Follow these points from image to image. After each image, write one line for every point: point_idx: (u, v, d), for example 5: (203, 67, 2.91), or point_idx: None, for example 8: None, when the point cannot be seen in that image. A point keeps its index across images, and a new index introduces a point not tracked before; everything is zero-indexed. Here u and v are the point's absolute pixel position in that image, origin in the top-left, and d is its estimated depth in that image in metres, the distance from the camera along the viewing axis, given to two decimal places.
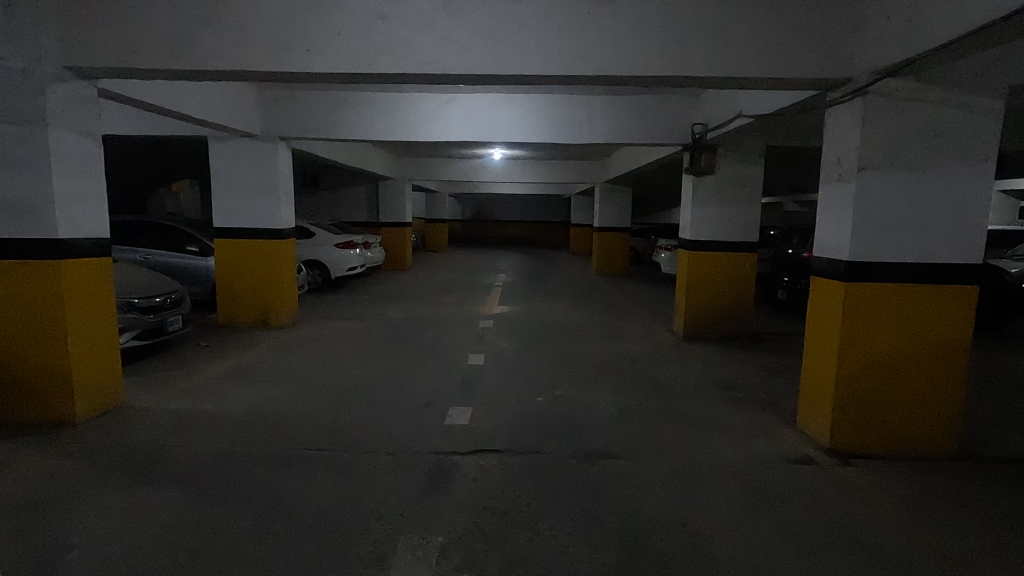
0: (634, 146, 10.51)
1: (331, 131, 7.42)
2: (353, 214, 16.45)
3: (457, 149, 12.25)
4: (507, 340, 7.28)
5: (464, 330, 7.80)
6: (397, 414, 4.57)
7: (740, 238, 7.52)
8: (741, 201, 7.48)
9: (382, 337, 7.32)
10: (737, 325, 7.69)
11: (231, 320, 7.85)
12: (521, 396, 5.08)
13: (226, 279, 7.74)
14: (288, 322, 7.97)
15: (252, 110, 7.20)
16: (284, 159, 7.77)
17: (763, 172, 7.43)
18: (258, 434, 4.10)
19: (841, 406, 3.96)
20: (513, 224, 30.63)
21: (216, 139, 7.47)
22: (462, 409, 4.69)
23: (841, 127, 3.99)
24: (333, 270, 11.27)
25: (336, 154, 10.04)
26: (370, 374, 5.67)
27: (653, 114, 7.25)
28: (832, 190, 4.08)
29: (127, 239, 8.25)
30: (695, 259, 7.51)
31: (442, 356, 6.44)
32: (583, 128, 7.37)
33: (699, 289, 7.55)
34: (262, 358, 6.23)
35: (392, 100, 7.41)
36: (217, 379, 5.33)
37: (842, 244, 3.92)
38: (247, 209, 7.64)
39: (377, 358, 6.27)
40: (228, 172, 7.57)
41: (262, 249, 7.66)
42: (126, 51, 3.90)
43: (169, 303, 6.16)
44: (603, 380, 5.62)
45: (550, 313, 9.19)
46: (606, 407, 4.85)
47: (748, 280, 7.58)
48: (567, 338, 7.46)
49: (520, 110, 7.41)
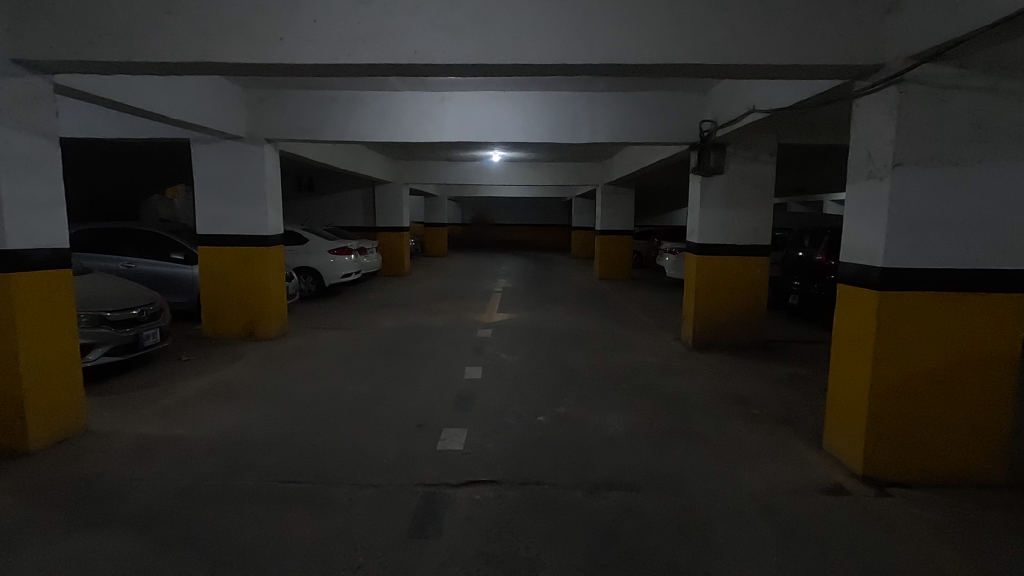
0: (637, 146, 10.13)
1: (320, 132, 7.06)
2: (349, 219, 16.09)
3: (455, 151, 11.87)
4: (507, 351, 6.89)
5: (461, 341, 7.41)
6: (385, 437, 4.19)
7: (751, 240, 7.13)
8: (752, 202, 7.09)
9: (374, 349, 6.94)
10: (749, 332, 7.29)
11: (216, 332, 7.47)
12: (521, 415, 4.70)
13: (211, 288, 7.36)
14: (276, 333, 7.60)
15: (237, 111, 6.84)
16: (271, 162, 7.41)
17: (775, 171, 7.04)
18: (231, 463, 3.72)
19: (875, 428, 3.56)
20: (514, 228, 30.27)
21: (199, 141, 7.12)
22: (456, 432, 4.31)
23: (871, 120, 3.60)
24: (327, 277, 10.89)
25: (329, 158, 9.69)
26: (359, 391, 5.30)
27: (658, 112, 6.89)
28: (861, 189, 3.69)
29: (108, 246, 7.86)
30: (704, 263, 7.12)
31: (437, 370, 6.06)
32: (585, 127, 6.98)
33: (708, 295, 7.16)
34: (246, 374, 5.87)
35: (385, 99, 7.06)
36: (193, 399, 4.95)
37: (874, 249, 3.53)
38: (232, 214, 7.27)
39: (367, 373, 5.90)
40: (212, 177, 7.20)
41: (249, 256, 7.29)
42: (81, 42, 3.54)
43: (147, 315, 5.80)
44: (609, 396, 5.25)
45: (551, 321, 8.80)
46: (613, 428, 4.47)
47: (761, 285, 7.18)
48: (569, 348, 7.08)
49: (518, 108, 7.00)
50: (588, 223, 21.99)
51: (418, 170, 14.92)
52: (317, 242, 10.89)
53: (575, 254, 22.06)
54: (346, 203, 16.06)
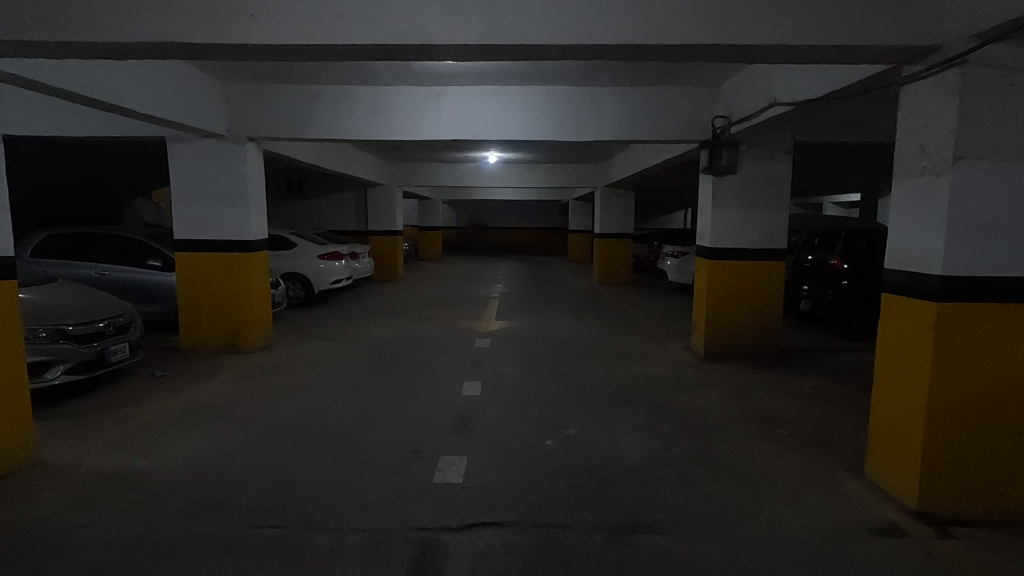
0: (640, 146, 9.72)
1: (306, 130, 6.57)
2: (341, 223, 15.59)
3: (450, 151, 11.41)
4: (508, 363, 6.44)
5: (458, 352, 6.95)
6: (376, 468, 3.73)
7: (766, 244, 6.72)
8: (767, 203, 6.68)
9: (365, 362, 6.47)
10: (764, 342, 6.86)
11: (195, 344, 6.95)
12: (527, 439, 4.25)
13: (189, 297, 6.86)
14: (260, 345, 7.11)
15: (216, 107, 6.38)
16: (255, 162, 6.94)
17: (791, 170, 6.63)
18: (198, 502, 3.25)
19: (933, 458, 3.13)
20: (511, 231, 29.82)
21: (176, 139, 6.65)
22: (455, 461, 3.85)
23: (924, 108, 3.19)
24: (316, 283, 10.39)
25: (318, 158, 9.20)
26: (348, 411, 4.84)
27: (667, 107, 6.47)
28: (912, 187, 3.27)
29: (83, 252, 7.40)
30: (716, 269, 6.70)
31: (433, 386, 5.60)
32: (590, 123, 6.54)
33: (721, 303, 6.74)
34: (225, 391, 5.39)
35: (375, 94, 6.57)
36: (163, 423, 4.48)
37: (930, 254, 3.11)
38: (213, 218, 6.78)
39: (357, 390, 5.43)
40: (190, 177, 6.72)
41: (231, 262, 6.80)
42: (21, 18, 3.06)
43: (115, 328, 5.31)
44: (621, 415, 4.81)
45: (553, 329, 8.35)
46: (629, 454, 4.02)
47: (777, 291, 6.76)
48: (574, 359, 6.64)
49: (519, 102, 6.54)
50: (586, 226, 21.59)
51: (412, 171, 14.45)
52: (306, 246, 10.39)
53: (573, 258, 21.65)
54: (337, 206, 15.55)
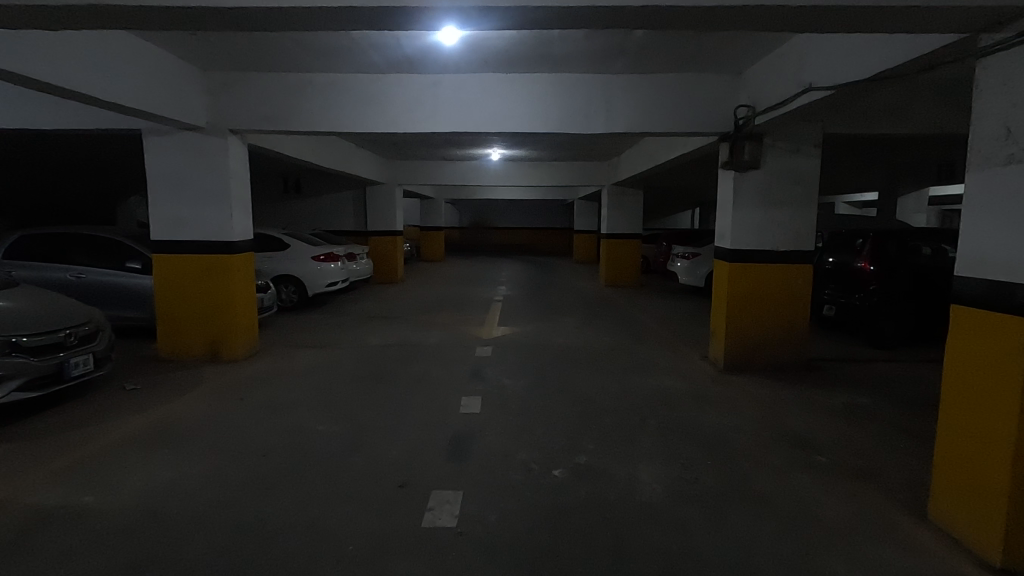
0: (652, 141, 9.18)
1: (294, 122, 6.09)
2: (339, 223, 15.12)
3: (451, 147, 10.91)
4: (511, 375, 5.92)
5: (457, 361, 6.45)
6: (358, 506, 3.23)
7: (792, 245, 6.17)
8: (793, 201, 6.13)
9: (356, 373, 5.97)
10: (790, 352, 6.31)
11: (174, 353, 6.44)
12: (532, 468, 3.75)
13: (167, 303, 6.36)
14: (245, 354, 6.61)
15: (194, 96, 5.89)
16: (238, 157, 6.43)
17: (820, 164, 6.08)
18: (144, 553, 2.77)
19: (1021, 506, 2.63)
20: (514, 231, 29.35)
21: (152, 132, 6.17)
22: (449, 496, 3.35)
23: (1011, 84, 2.66)
24: (310, 286, 9.88)
25: (311, 153, 8.69)
26: (333, 433, 4.34)
27: (684, 97, 5.95)
28: (993, 178, 2.74)
29: (58, 254, 6.93)
30: (738, 272, 6.16)
31: (428, 401, 5.10)
32: (599, 114, 6.02)
33: (743, 310, 6.20)
34: (199, 407, 4.91)
35: (367, 82, 6.06)
36: (123, 447, 4.00)
37: (1020, 260, 2.58)
38: (193, 217, 6.28)
39: (345, 406, 4.94)
40: (168, 173, 6.23)
41: (214, 265, 6.30)
42: None
43: (77, 338, 4.82)
44: (638, 438, 4.29)
45: (559, 336, 7.83)
46: (649, 488, 3.51)
47: (804, 296, 6.21)
48: (583, 371, 6.13)
49: (524, 91, 6.01)
50: (592, 226, 21.06)
51: (413, 169, 13.96)
52: (299, 247, 9.90)
53: (577, 259, 21.11)
54: (335, 205, 15.06)
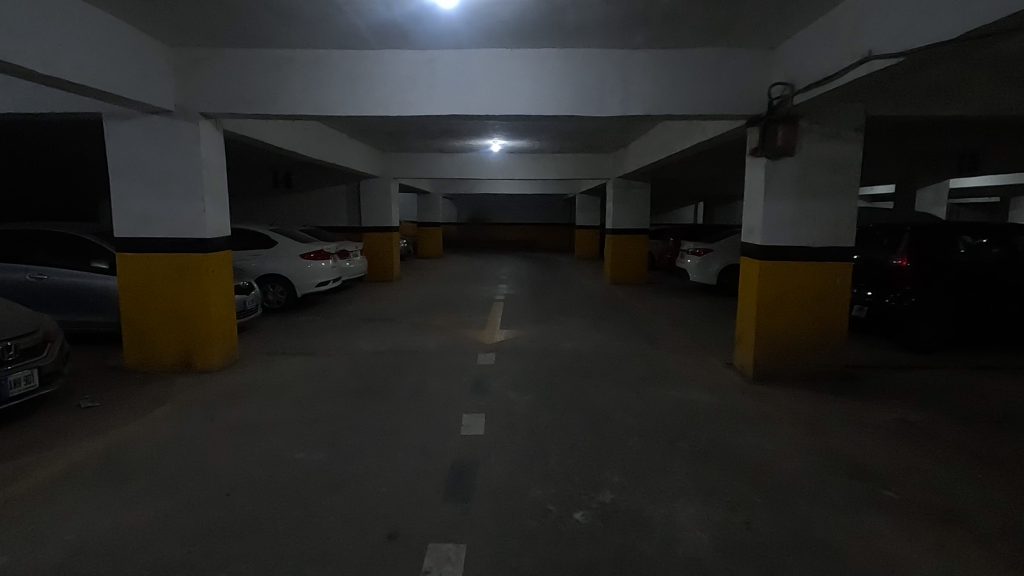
0: (665, 129, 8.53)
1: (272, 105, 5.43)
2: (332, 218, 14.45)
3: (448, 137, 10.27)
4: (518, 388, 5.28)
5: (456, 371, 5.83)
6: (336, 568, 2.61)
7: (830, 241, 5.54)
8: (831, 192, 5.49)
9: (344, 386, 5.35)
10: (826, 361, 5.68)
11: (141, 364, 5.78)
12: (549, 511, 3.13)
13: (133, 308, 5.70)
14: (221, 363, 5.96)
15: (158, 75, 5.22)
16: (212, 144, 5.75)
17: (861, 150, 5.43)
18: None
19: None
20: (513, 227, 28.73)
21: (114, 116, 5.50)
22: (449, 553, 2.73)
23: None
24: (299, 285, 9.23)
25: (297, 143, 8.03)
26: (314, 462, 3.72)
27: (711, 76, 5.32)
28: None
29: (16, 253, 6.29)
30: (769, 271, 5.53)
31: (424, 421, 4.47)
32: (614, 95, 5.38)
33: (773, 313, 5.58)
34: (161, 430, 4.28)
35: (352, 60, 5.40)
36: (58, 487, 3.35)
37: None
38: (160, 212, 5.61)
39: (328, 428, 4.31)
40: (132, 162, 5.56)
41: (185, 265, 5.64)
42: None
43: (18, 352, 4.16)
44: (671, 468, 3.67)
45: (567, 340, 7.21)
46: (692, 538, 2.89)
47: (841, 298, 5.59)
48: (596, 382, 5.51)
49: (530, 67, 5.36)
50: (594, 221, 20.42)
51: (408, 162, 13.30)
52: (287, 244, 9.26)
53: (578, 256, 20.46)
54: (328, 200, 14.39)
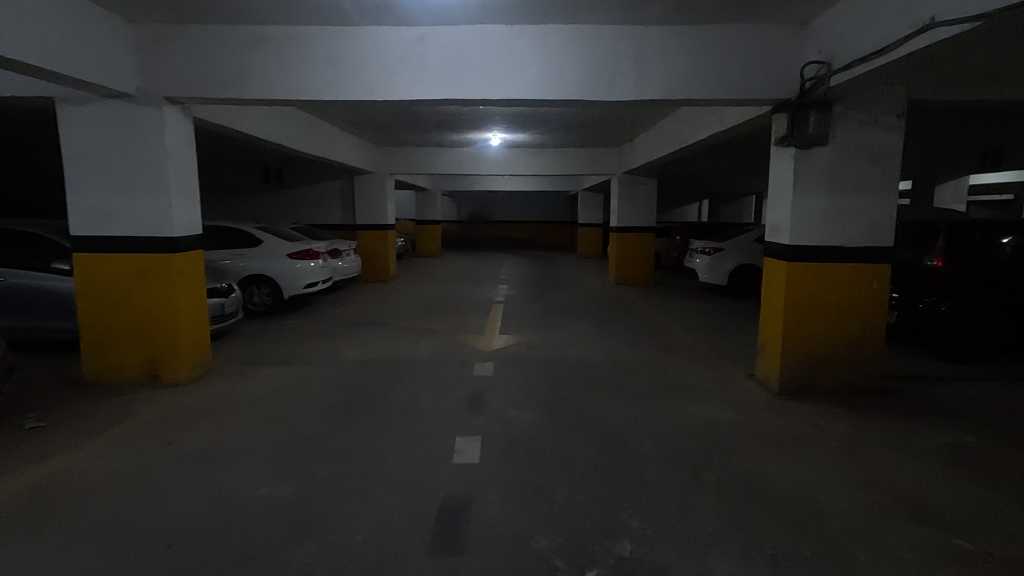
0: (677, 119, 7.94)
1: (245, 88, 4.87)
2: (325, 215, 13.89)
3: (445, 129, 9.69)
4: (518, 404, 4.72)
5: (450, 383, 5.28)
6: None
7: (866, 240, 4.98)
8: (867, 186, 4.93)
9: (324, 401, 4.80)
10: (860, 374, 5.12)
11: (103, 377, 5.23)
12: (555, 569, 2.59)
13: (93, 315, 5.15)
14: (192, 375, 5.41)
15: (117, 54, 4.66)
16: (180, 132, 5.19)
17: (901, 138, 4.87)
18: None
19: None
20: (513, 225, 28.14)
21: (68, 101, 4.93)
22: None
23: None
24: (286, 287, 8.67)
25: (281, 134, 7.45)
26: (279, 501, 3.17)
27: (735, 55, 4.74)
28: None
29: None
30: (798, 274, 4.96)
31: (410, 445, 3.92)
32: (627, 77, 4.81)
33: (803, 321, 5.01)
34: (110, 457, 3.74)
35: (333, 38, 4.83)
36: None
37: None
38: (122, 207, 5.05)
39: (301, 454, 3.77)
40: (90, 153, 5.00)
41: (150, 266, 5.09)
42: None
43: None
44: (699, 509, 3.11)
45: (572, 347, 6.65)
46: None
47: (878, 304, 5.02)
48: (605, 396, 4.95)
49: (532, 46, 4.79)
50: (597, 219, 19.83)
51: (404, 156, 12.73)
52: (274, 243, 8.71)
53: (581, 255, 19.88)
54: (321, 196, 13.82)
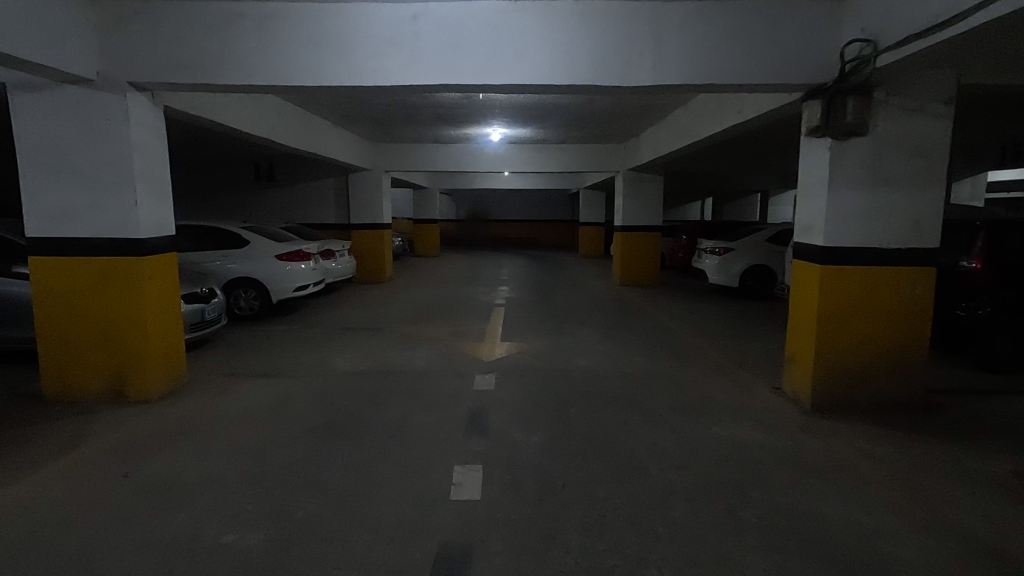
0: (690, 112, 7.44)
1: (219, 73, 4.38)
2: (319, 214, 13.38)
3: (442, 123, 9.17)
4: (524, 424, 4.24)
5: (448, 399, 4.79)
6: None
7: (909, 242, 4.49)
8: (910, 181, 4.44)
9: (308, 421, 4.31)
10: (902, 388, 4.63)
11: (64, 394, 4.74)
12: None
13: (51, 325, 4.64)
14: (164, 392, 4.92)
15: (74, 34, 4.17)
16: (148, 123, 4.69)
17: (949, 128, 4.38)
18: None
19: None
20: (513, 224, 27.65)
21: (22, 87, 4.42)
22: None
23: None
24: (276, 290, 8.17)
25: (267, 127, 6.94)
26: (245, 552, 2.68)
27: (765, 35, 4.25)
28: None
29: None
30: (834, 278, 4.47)
31: (401, 476, 3.43)
32: (644, 58, 4.32)
33: (839, 331, 4.52)
34: (55, 493, 3.25)
35: (317, 16, 4.33)
36: None
37: None
38: (82, 204, 4.55)
39: (276, 489, 3.28)
40: (47, 145, 4.50)
41: (115, 271, 4.60)
42: None
43: None
44: (741, 561, 2.63)
45: (580, 356, 6.16)
46: None
47: (922, 311, 4.53)
48: (620, 415, 4.46)
49: (540, 25, 4.30)
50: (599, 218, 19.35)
51: (400, 152, 12.22)
52: (261, 244, 8.21)
53: (583, 254, 19.40)
54: (314, 194, 13.32)
